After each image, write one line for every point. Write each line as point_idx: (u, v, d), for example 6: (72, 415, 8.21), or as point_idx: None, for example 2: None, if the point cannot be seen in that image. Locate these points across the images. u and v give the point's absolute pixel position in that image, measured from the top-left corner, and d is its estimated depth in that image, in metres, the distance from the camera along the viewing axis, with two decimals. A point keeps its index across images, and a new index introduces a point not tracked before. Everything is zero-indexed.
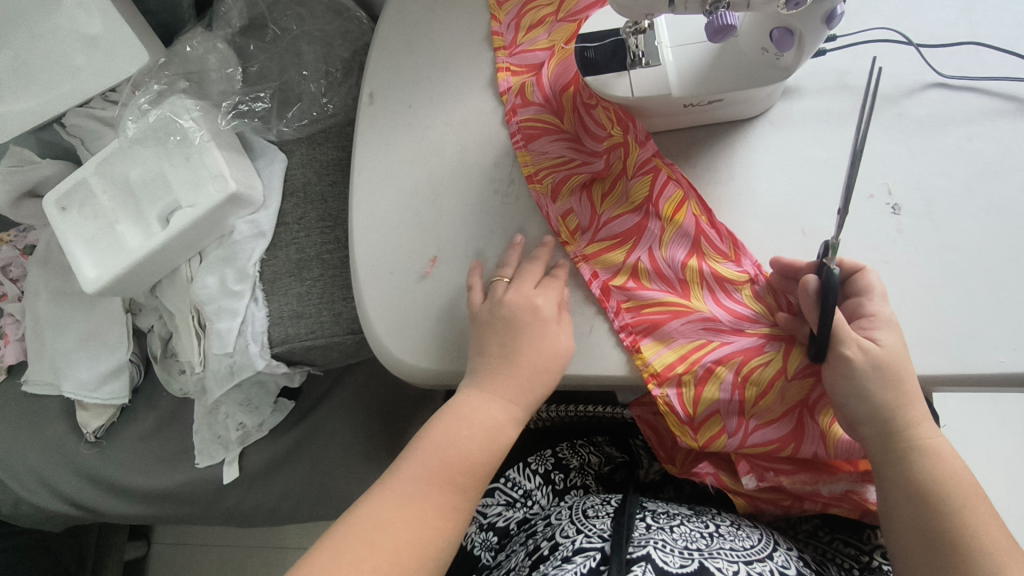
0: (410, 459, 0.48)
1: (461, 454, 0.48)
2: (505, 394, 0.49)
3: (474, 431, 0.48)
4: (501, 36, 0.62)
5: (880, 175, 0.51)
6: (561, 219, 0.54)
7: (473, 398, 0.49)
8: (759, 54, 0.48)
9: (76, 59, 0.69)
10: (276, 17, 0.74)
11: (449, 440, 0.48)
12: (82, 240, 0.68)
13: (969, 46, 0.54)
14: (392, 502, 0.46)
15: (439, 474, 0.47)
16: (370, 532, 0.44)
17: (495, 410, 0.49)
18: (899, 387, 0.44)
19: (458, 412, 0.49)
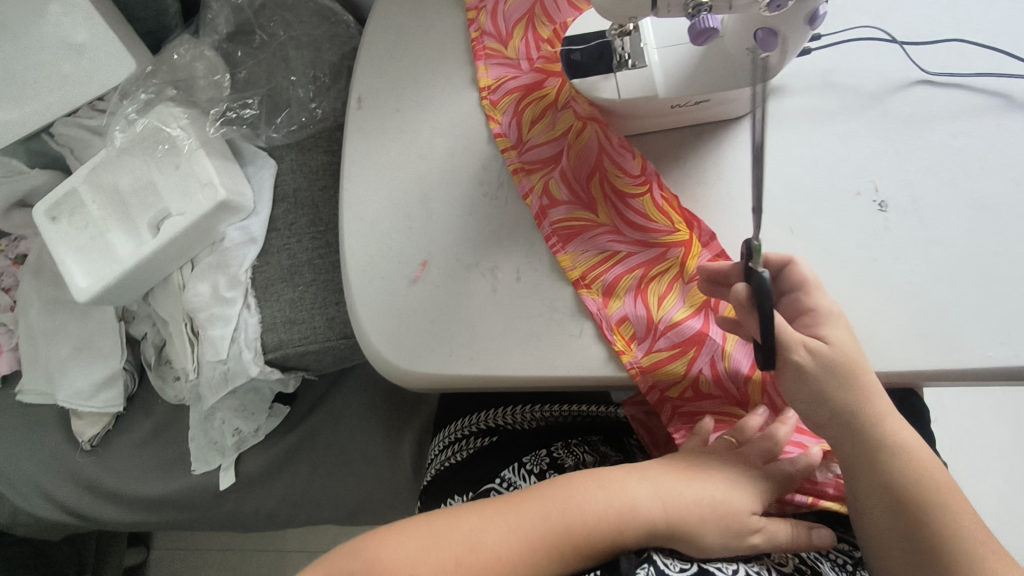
0: (541, 503, 0.45)
1: (589, 530, 0.44)
2: (659, 492, 0.46)
3: (609, 505, 0.45)
4: (487, 77, 0.60)
5: (866, 172, 0.52)
6: (616, 328, 0.51)
7: (628, 480, 0.47)
8: (744, 55, 0.49)
9: (63, 68, 0.69)
10: (263, 23, 0.74)
11: (589, 511, 0.45)
12: (74, 250, 0.68)
13: (953, 43, 0.54)
14: (497, 537, 0.43)
15: (559, 538, 0.44)
16: (454, 549, 0.43)
17: (642, 504, 0.46)
18: (856, 383, 0.44)
19: (607, 485, 0.46)
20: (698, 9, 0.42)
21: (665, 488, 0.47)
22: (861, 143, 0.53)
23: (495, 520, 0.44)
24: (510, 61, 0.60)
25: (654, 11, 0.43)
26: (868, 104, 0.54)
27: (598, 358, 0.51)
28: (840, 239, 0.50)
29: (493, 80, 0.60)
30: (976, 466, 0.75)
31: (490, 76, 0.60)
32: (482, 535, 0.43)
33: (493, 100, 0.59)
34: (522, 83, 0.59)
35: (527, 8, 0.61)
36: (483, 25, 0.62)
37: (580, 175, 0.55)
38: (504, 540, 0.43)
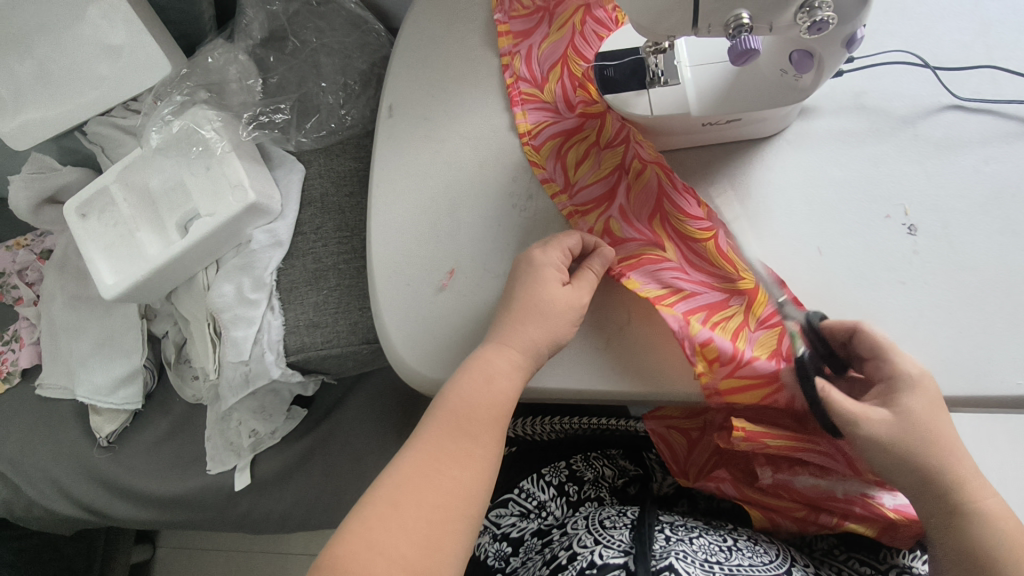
0: (433, 418, 0.47)
1: (475, 406, 0.46)
2: (520, 346, 0.48)
3: (488, 384, 0.46)
4: (526, 121, 0.59)
5: (896, 195, 0.52)
6: (697, 347, 0.47)
7: (481, 354, 0.48)
8: (778, 75, 0.49)
9: (99, 68, 0.71)
10: (297, 29, 0.75)
11: (470, 396, 0.46)
12: (101, 247, 0.69)
13: (985, 70, 0.54)
14: (414, 464, 0.45)
15: (460, 430, 0.46)
16: (393, 502, 0.43)
17: (512, 363, 0.47)
18: (944, 452, 0.43)
19: (473, 367, 0.47)
20: (739, 29, 0.42)
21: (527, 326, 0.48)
22: (891, 165, 0.53)
23: (410, 459, 0.45)
24: (547, 109, 0.59)
25: (694, 29, 0.43)
26: (899, 127, 0.54)
27: (625, 373, 0.50)
28: (869, 261, 0.50)
29: (532, 125, 0.59)
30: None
31: (528, 122, 0.59)
32: (404, 476, 0.44)
33: (534, 145, 0.58)
34: (562, 127, 0.58)
35: (560, 51, 0.60)
36: (514, 70, 0.61)
37: (640, 215, 0.54)
38: (426, 464, 0.45)
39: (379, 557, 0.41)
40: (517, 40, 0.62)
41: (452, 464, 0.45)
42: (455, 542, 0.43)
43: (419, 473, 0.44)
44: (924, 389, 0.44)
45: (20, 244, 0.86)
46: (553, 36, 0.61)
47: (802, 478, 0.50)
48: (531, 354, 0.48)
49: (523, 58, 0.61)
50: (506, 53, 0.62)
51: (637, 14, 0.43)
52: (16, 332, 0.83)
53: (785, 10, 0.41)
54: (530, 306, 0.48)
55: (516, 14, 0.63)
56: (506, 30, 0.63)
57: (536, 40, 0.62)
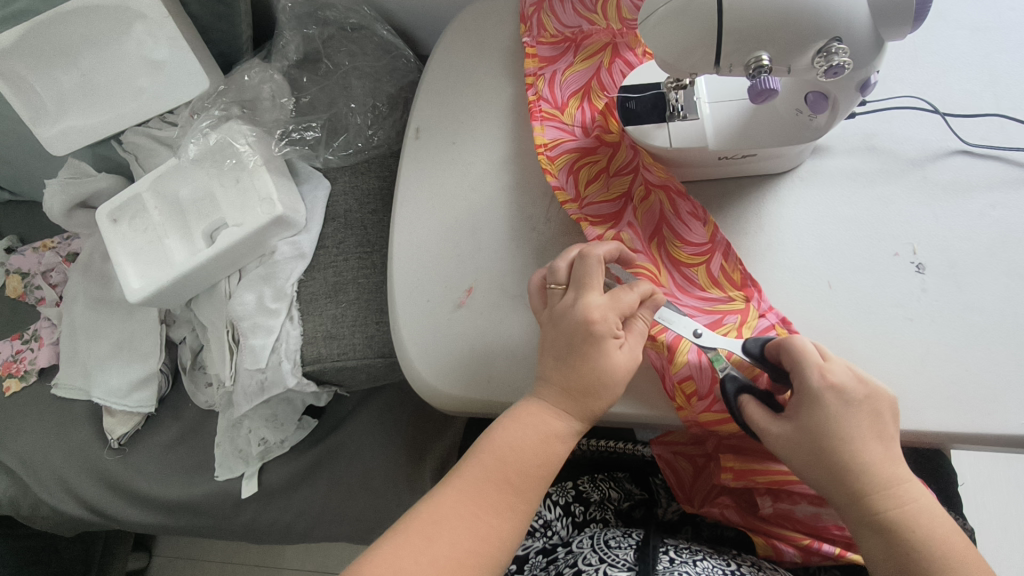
0: (474, 460, 0.47)
1: (518, 458, 0.46)
2: (573, 406, 0.47)
3: (535, 439, 0.46)
4: (543, 135, 0.60)
5: (905, 235, 0.53)
6: (677, 383, 0.49)
7: (530, 406, 0.48)
8: (793, 115, 0.52)
9: (140, 80, 0.76)
10: (330, 52, 0.79)
11: (513, 447, 0.46)
12: (129, 251, 0.72)
13: (993, 118, 0.57)
14: (449, 499, 0.46)
15: (500, 477, 0.46)
16: (424, 535, 0.44)
17: (565, 421, 0.47)
18: (847, 459, 0.43)
19: (522, 418, 0.47)
20: (758, 70, 0.44)
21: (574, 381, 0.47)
22: (900, 206, 0.54)
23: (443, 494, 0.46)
24: (564, 126, 0.61)
25: (716, 67, 0.46)
26: (908, 170, 0.56)
27: (637, 396, 0.52)
28: (877, 296, 0.52)
29: (548, 140, 0.60)
30: (974, 519, 0.78)
31: (546, 136, 0.60)
32: (434, 511, 0.45)
33: (549, 156, 0.59)
34: (578, 146, 0.59)
35: (583, 82, 0.63)
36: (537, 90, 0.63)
37: (642, 235, 0.56)
38: (461, 505, 0.45)
39: None
40: (543, 64, 0.64)
41: (490, 511, 0.45)
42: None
43: (452, 510, 0.45)
44: (826, 401, 0.44)
45: (48, 246, 0.88)
46: (579, 63, 0.64)
47: (802, 506, 0.52)
48: (582, 412, 0.47)
49: (546, 80, 0.63)
50: (532, 76, 0.64)
51: (660, 51, 0.46)
52: (36, 332, 0.85)
53: (803, 54, 0.44)
54: (578, 359, 0.47)
55: (543, 39, 0.65)
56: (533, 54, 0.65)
57: (562, 65, 0.64)
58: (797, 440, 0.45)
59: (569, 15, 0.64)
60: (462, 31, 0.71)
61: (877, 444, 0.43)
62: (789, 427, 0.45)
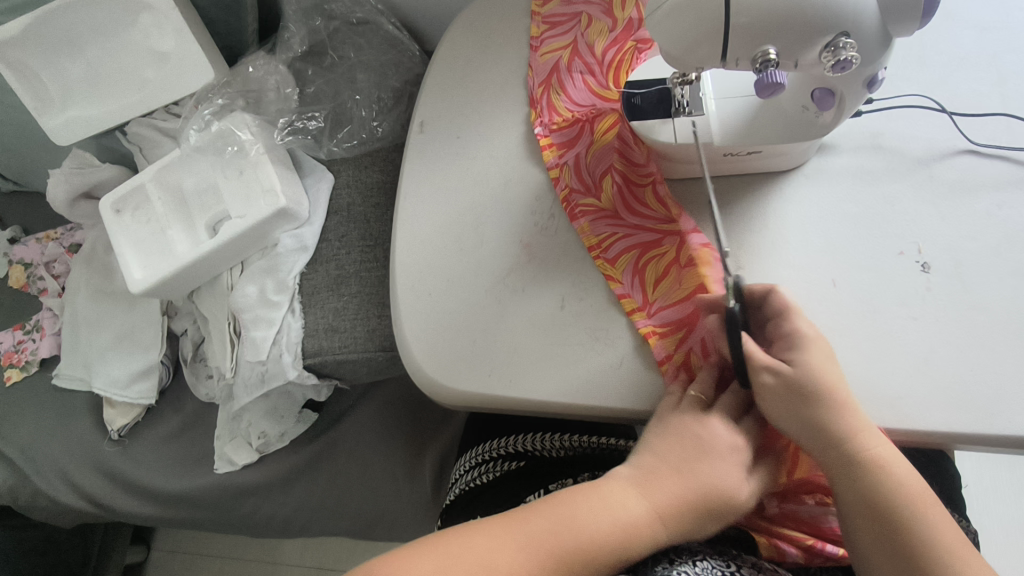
0: (546, 522, 0.47)
1: (598, 548, 0.47)
2: (652, 501, 0.48)
3: (610, 520, 0.47)
4: (552, 146, 0.61)
5: (910, 234, 0.53)
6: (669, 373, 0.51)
7: (617, 487, 0.50)
8: (799, 112, 0.52)
9: (146, 72, 0.76)
10: (336, 45, 0.79)
11: (593, 528, 0.47)
12: (133, 242, 0.72)
13: (1000, 117, 0.56)
14: (498, 534, 0.46)
15: (563, 551, 0.46)
16: (472, 559, 0.45)
17: (643, 509, 0.48)
18: (838, 412, 0.45)
19: (606, 498, 0.49)
20: (766, 64, 0.44)
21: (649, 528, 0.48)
22: (906, 205, 0.54)
23: (493, 530, 0.47)
24: (591, 163, 0.60)
25: (723, 62, 0.45)
26: (914, 168, 0.55)
27: (640, 392, 0.51)
28: (883, 295, 0.51)
29: (554, 146, 0.61)
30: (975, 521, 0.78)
31: (552, 147, 0.61)
32: (487, 544, 0.46)
33: (556, 165, 0.60)
34: (582, 158, 0.60)
35: (590, 96, 0.63)
36: (548, 123, 0.62)
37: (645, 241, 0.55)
38: (501, 544, 0.46)
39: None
40: (543, 76, 0.65)
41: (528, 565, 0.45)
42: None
43: (500, 542, 0.46)
44: (812, 349, 0.46)
45: (51, 238, 0.88)
46: (599, 95, 0.63)
47: (807, 505, 0.54)
48: (670, 515, 0.48)
49: (560, 113, 0.62)
50: (541, 105, 0.63)
51: (667, 46, 0.45)
52: (37, 323, 0.85)
53: (810, 49, 0.43)
54: (694, 458, 0.49)
55: (554, 67, 0.65)
56: (543, 83, 0.64)
57: (576, 96, 0.63)
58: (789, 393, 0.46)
59: (583, 46, 0.65)
60: (468, 25, 0.71)
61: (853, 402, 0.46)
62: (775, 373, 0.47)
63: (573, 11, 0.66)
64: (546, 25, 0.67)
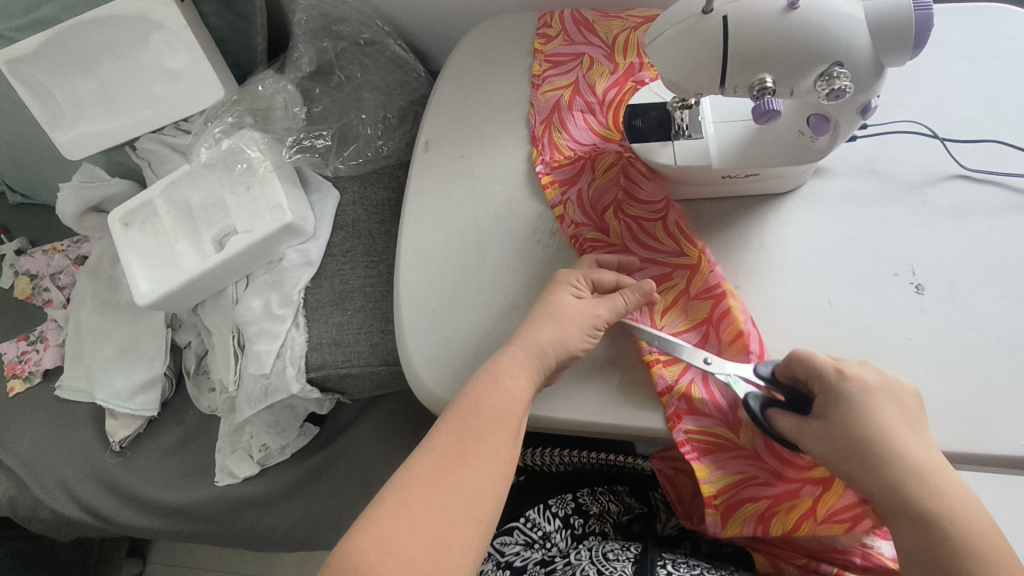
0: (449, 420, 0.47)
1: (495, 412, 0.47)
2: (535, 360, 0.50)
3: (506, 391, 0.48)
4: (555, 184, 0.61)
5: (905, 255, 0.54)
6: (675, 406, 0.51)
7: (501, 361, 0.50)
8: (796, 136, 0.53)
9: (157, 89, 0.77)
10: (343, 65, 0.81)
11: (490, 402, 0.47)
12: (140, 255, 0.73)
13: (991, 143, 0.58)
14: (428, 463, 0.45)
15: (475, 433, 0.46)
16: (414, 496, 0.43)
17: (533, 369, 0.49)
18: (876, 443, 0.43)
19: (493, 372, 0.49)
20: (762, 92, 0.45)
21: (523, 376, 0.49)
22: (899, 227, 0.55)
23: (421, 461, 0.45)
24: (591, 195, 0.60)
25: (721, 89, 0.47)
26: (908, 192, 0.57)
27: (641, 411, 0.51)
28: (877, 315, 0.52)
29: (557, 182, 0.61)
30: None
31: (555, 186, 0.61)
32: (419, 477, 0.44)
33: (561, 200, 0.60)
34: (588, 195, 0.60)
35: (592, 135, 0.63)
36: (549, 161, 0.62)
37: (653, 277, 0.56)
38: (434, 474, 0.44)
39: (387, 555, 0.40)
40: (544, 113, 0.65)
41: (459, 464, 0.45)
42: (466, 539, 0.42)
43: (431, 474, 0.44)
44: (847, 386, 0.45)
45: (57, 250, 0.89)
46: (600, 135, 0.63)
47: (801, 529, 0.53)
48: (543, 364, 0.50)
49: (562, 151, 0.62)
50: (541, 141, 0.64)
51: (667, 71, 0.47)
52: (42, 334, 0.85)
53: (806, 77, 0.45)
54: (547, 318, 0.51)
55: (554, 105, 0.65)
56: (544, 121, 0.65)
57: (577, 134, 0.63)
58: (827, 435, 0.45)
59: (584, 85, 0.66)
60: (474, 47, 0.72)
61: (902, 426, 0.44)
62: (822, 425, 0.45)
63: (575, 51, 0.68)
64: (549, 62, 0.68)
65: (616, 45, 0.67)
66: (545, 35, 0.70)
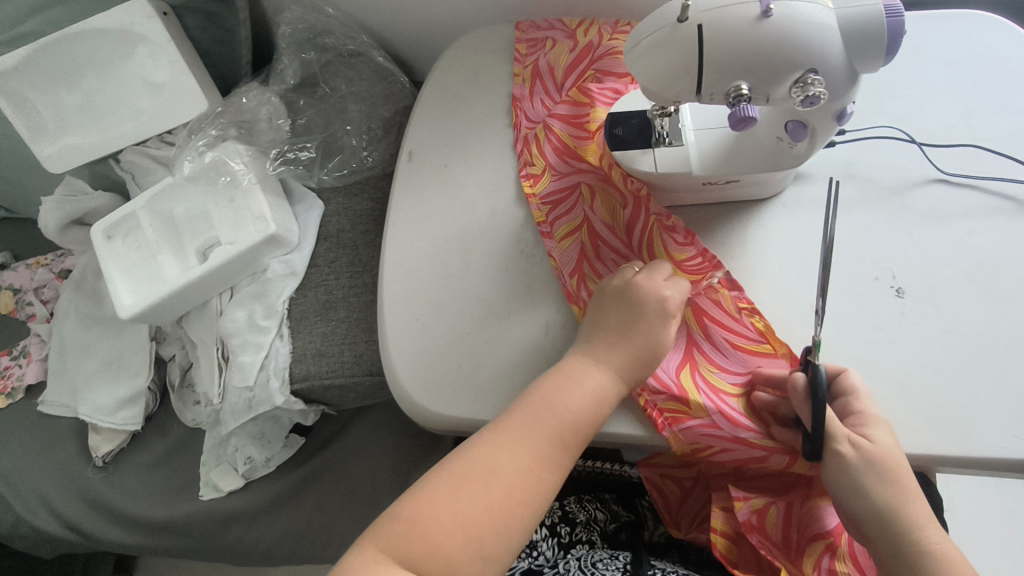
0: (519, 411, 0.49)
1: (562, 412, 0.48)
2: (614, 364, 0.50)
3: (583, 397, 0.49)
4: (533, 181, 0.62)
5: (885, 259, 0.55)
6: (669, 412, 0.50)
7: (581, 365, 0.50)
8: (774, 142, 0.53)
9: (140, 102, 0.77)
10: (328, 77, 0.81)
11: (560, 399, 0.48)
12: (122, 268, 0.72)
13: (968, 148, 0.58)
14: (496, 452, 0.47)
15: (547, 431, 0.48)
16: (477, 477, 0.46)
17: (604, 373, 0.49)
18: (897, 481, 0.45)
19: (568, 377, 0.50)
20: (738, 99, 0.45)
21: (598, 388, 0.49)
22: (879, 231, 0.56)
23: (491, 441, 0.48)
24: (551, 193, 0.61)
25: (698, 96, 0.47)
26: (887, 197, 0.57)
27: (624, 418, 0.52)
28: (858, 319, 0.53)
29: (536, 183, 0.62)
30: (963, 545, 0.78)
31: (537, 188, 0.62)
32: (481, 456, 0.47)
33: (541, 200, 0.61)
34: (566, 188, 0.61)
35: (561, 121, 0.63)
36: (526, 166, 0.63)
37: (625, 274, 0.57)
38: (498, 461, 0.47)
39: (451, 524, 0.45)
40: (520, 111, 0.67)
41: (529, 461, 0.47)
42: (512, 524, 0.46)
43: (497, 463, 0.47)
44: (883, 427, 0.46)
45: (41, 263, 0.89)
46: (565, 120, 0.63)
47: None
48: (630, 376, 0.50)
49: (537, 153, 0.63)
50: (519, 145, 0.65)
51: (645, 80, 0.47)
52: (24, 348, 0.84)
53: (781, 85, 0.45)
54: (625, 329, 0.50)
55: (535, 115, 0.66)
56: (520, 122, 0.66)
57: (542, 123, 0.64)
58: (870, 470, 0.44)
59: (546, 70, 0.67)
60: (457, 57, 0.73)
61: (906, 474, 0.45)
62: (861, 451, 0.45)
63: (540, 43, 0.70)
64: (530, 69, 0.68)
65: (576, 30, 0.68)
66: (528, 25, 0.72)
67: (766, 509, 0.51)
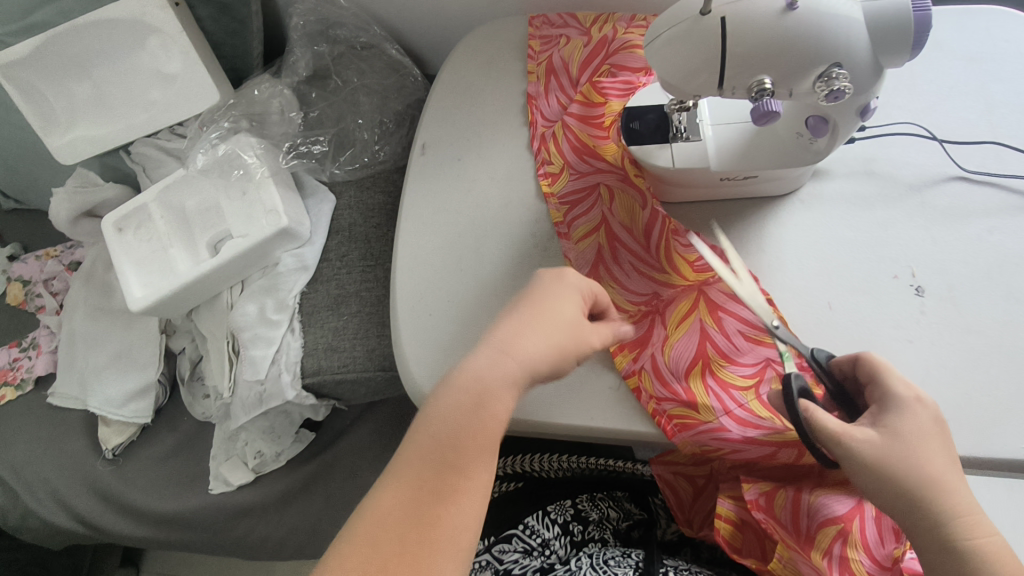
0: (408, 451, 0.38)
1: (464, 430, 0.38)
2: (509, 352, 0.41)
3: (477, 400, 0.39)
4: (548, 180, 0.62)
5: (904, 258, 0.54)
6: (677, 416, 0.50)
7: (476, 370, 0.40)
8: (793, 138, 0.53)
9: (152, 94, 0.77)
10: (339, 69, 0.80)
11: (458, 414, 0.39)
12: (133, 261, 0.72)
13: (990, 145, 0.58)
14: (382, 505, 0.36)
15: (442, 454, 0.38)
16: (368, 547, 0.35)
17: (496, 369, 0.40)
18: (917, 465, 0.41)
19: (461, 386, 0.40)
20: (761, 94, 0.44)
21: (507, 392, 0.40)
22: (899, 229, 0.55)
23: (374, 503, 0.36)
24: (569, 193, 0.61)
25: (720, 90, 0.47)
26: (907, 194, 0.57)
27: (638, 418, 0.51)
28: (877, 317, 0.52)
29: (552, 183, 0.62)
30: None
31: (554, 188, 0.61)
32: (370, 526, 0.35)
33: (557, 199, 0.61)
34: (581, 189, 0.60)
35: (578, 116, 0.61)
36: (545, 169, 0.63)
37: (635, 278, 0.56)
38: (387, 518, 0.35)
39: None
40: (534, 108, 0.66)
41: (423, 500, 0.36)
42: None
43: (386, 516, 0.35)
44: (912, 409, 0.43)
45: (50, 255, 0.89)
46: (581, 114, 0.61)
47: None
48: (532, 363, 0.41)
49: (553, 153, 0.63)
50: (537, 143, 0.64)
51: (665, 73, 0.47)
52: (33, 341, 0.84)
53: (805, 78, 0.45)
54: (523, 311, 0.43)
55: (552, 114, 0.65)
56: (536, 119, 0.66)
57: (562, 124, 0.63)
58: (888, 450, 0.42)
59: (559, 65, 0.66)
60: (472, 50, 0.72)
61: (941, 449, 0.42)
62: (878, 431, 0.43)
63: (554, 37, 0.69)
64: (544, 65, 0.68)
65: (592, 26, 0.68)
66: (542, 19, 0.71)
67: (774, 493, 0.50)
